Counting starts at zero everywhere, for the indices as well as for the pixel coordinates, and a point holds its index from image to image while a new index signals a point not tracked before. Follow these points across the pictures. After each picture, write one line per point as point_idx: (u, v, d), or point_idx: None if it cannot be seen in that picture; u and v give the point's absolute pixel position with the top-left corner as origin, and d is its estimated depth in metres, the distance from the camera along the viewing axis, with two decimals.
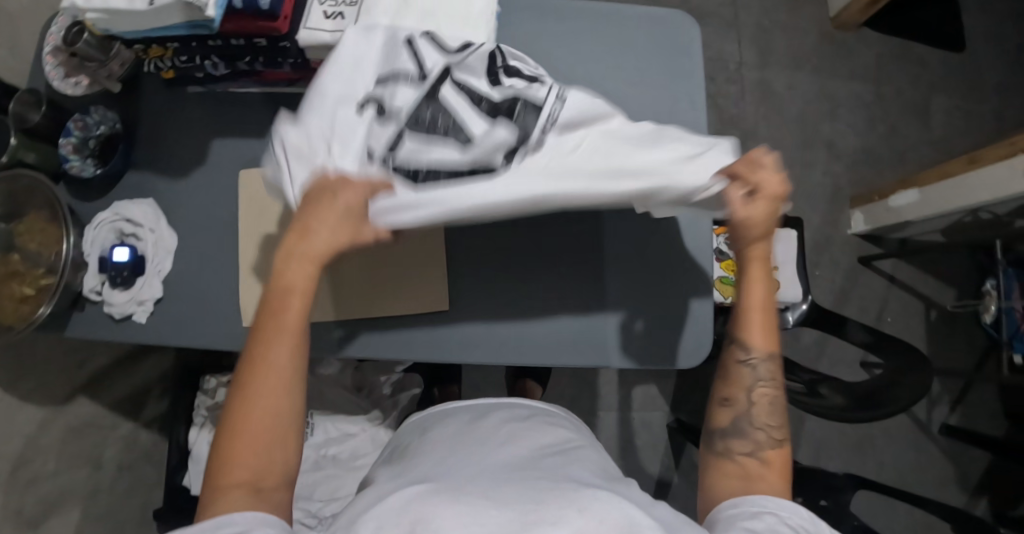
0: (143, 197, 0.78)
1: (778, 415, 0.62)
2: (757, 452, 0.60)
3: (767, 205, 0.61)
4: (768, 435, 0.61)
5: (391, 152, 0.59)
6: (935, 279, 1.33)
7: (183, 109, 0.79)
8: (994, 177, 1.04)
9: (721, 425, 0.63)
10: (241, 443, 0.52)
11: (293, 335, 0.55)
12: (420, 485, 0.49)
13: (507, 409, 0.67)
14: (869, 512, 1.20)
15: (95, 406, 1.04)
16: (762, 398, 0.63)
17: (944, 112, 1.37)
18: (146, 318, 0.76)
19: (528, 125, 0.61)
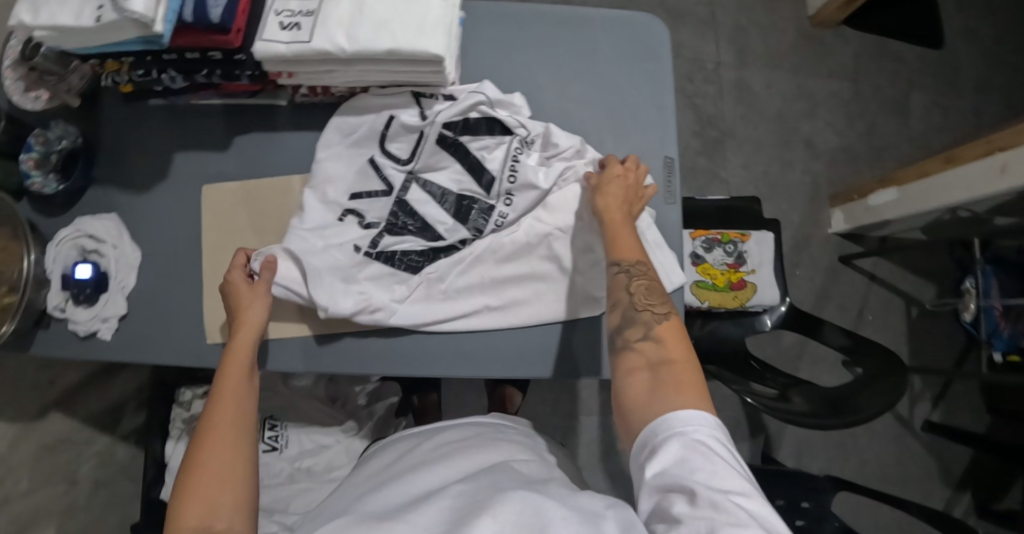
0: (106, 213, 0.77)
1: (660, 293, 0.61)
2: (648, 333, 0.58)
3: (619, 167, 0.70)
4: (653, 315, 0.59)
5: (378, 222, 0.74)
6: (915, 277, 1.33)
7: (143, 123, 0.78)
8: (971, 175, 1.04)
9: (615, 324, 0.61)
10: (193, 494, 0.53)
11: (236, 399, 0.61)
12: (343, 517, 0.51)
13: (458, 428, 0.67)
14: (853, 511, 1.20)
15: (68, 422, 1.04)
16: (639, 287, 0.61)
17: (923, 109, 1.37)
18: (111, 336, 0.75)
19: (494, 197, 0.74)
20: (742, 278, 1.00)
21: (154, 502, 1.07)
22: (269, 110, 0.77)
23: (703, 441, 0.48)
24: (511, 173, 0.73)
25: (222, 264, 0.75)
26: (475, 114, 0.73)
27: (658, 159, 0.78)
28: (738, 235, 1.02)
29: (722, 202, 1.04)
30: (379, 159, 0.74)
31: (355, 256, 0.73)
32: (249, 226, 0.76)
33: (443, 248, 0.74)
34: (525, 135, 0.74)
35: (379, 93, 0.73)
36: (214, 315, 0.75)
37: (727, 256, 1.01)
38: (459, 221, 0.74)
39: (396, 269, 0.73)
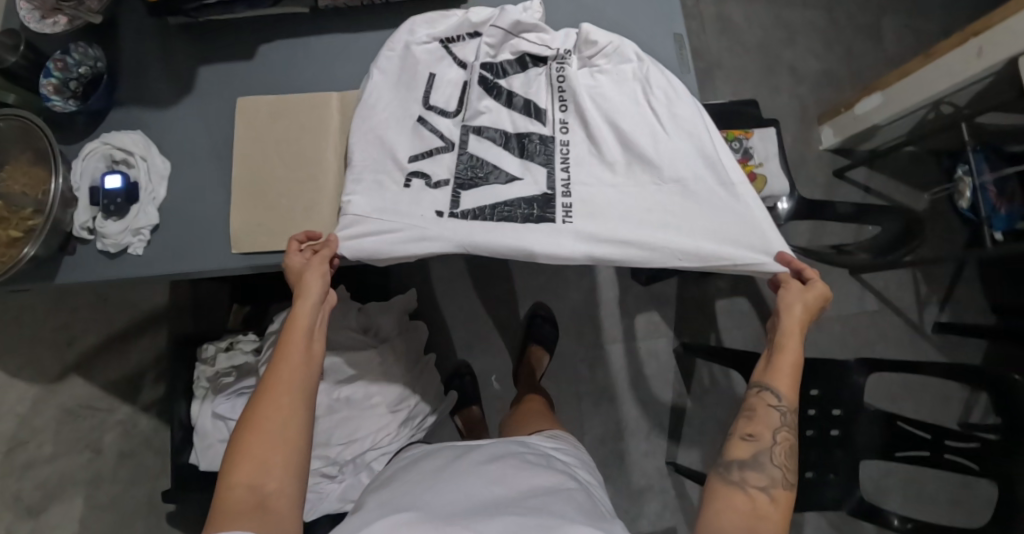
0: (133, 131, 0.76)
1: (793, 460, 0.66)
2: (772, 488, 0.63)
3: (803, 291, 0.70)
4: (784, 476, 0.64)
5: (446, 179, 0.72)
6: (907, 186, 1.39)
7: (162, 41, 0.78)
8: (951, 64, 1.10)
9: (741, 456, 0.65)
10: (248, 456, 0.58)
11: (298, 361, 0.64)
12: (404, 515, 0.62)
13: (495, 446, 0.78)
14: (876, 389, 1.38)
15: (89, 387, 1.00)
16: (784, 441, 0.66)
17: (895, 31, 1.45)
18: (143, 250, 0.74)
19: (549, 126, 0.75)
20: (752, 170, 1.03)
21: (184, 466, 1.04)
22: (290, 18, 0.79)
23: None
24: (560, 101, 0.75)
25: (254, 178, 0.74)
26: (508, 51, 0.75)
27: (668, 37, 0.81)
28: (743, 133, 1.06)
29: (723, 106, 1.09)
30: (429, 126, 0.74)
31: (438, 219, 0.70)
32: (278, 136, 0.76)
33: (522, 194, 0.72)
34: (560, 55, 0.75)
35: (418, 50, 0.75)
36: (244, 222, 0.73)
37: (736, 152, 1.05)
38: (525, 158, 0.74)
39: (486, 222, 0.70)
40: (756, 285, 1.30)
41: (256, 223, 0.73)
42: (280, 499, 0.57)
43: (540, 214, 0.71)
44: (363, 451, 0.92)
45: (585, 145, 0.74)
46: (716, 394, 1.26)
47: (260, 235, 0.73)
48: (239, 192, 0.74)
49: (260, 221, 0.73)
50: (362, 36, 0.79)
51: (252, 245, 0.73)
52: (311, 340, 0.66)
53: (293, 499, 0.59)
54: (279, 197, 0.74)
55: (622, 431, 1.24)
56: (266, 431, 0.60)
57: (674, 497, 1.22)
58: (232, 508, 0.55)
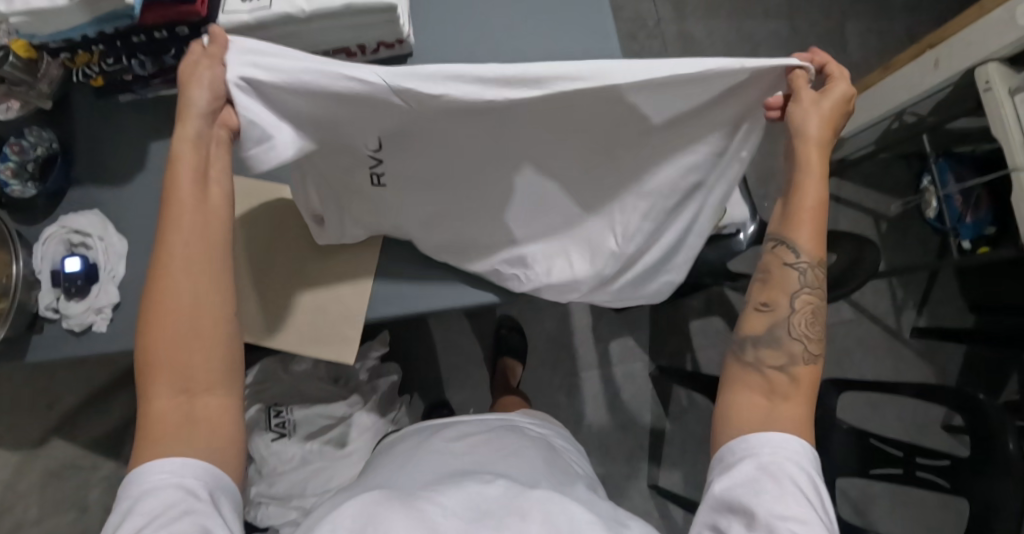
0: (90, 210, 0.78)
1: (820, 324, 0.55)
2: (790, 366, 0.54)
3: (836, 99, 0.54)
4: (805, 348, 0.54)
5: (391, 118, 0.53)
6: (877, 192, 1.41)
7: (113, 117, 0.80)
8: (910, 77, 1.11)
9: (753, 331, 0.56)
10: (170, 331, 0.50)
11: (200, 231, 0.52)
12: (372, 492, 0.55)
13: (464, 424, 0.75)
14: (851, 408, 1.38)
15: (72, 448, 1.02)
16: (807, 305, 0.55)
17: (859, 36, 1.45)
18: (107, 327, 0.76)
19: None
20: None
21: None
22: None
23: (780, 467, 0.49)
24: None
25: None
26: None
27: None
28: None
29: None
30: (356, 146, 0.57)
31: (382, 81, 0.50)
32: None
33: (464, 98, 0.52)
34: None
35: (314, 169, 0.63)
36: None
37: None
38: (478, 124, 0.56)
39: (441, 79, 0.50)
40: (730, 303, 1.31)
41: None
42: (209, 398, 0.51)
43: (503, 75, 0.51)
44: None
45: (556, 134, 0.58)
46: (694, 412, 1.28)
47: None
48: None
49: None
50: None
51: None
52: (204, 193, 0.52)
53: (227, 396, 0.52)
54: None
55: (602, 455, 1.25)
56: (178, 293, 0.50)
57: (658, 518, 1.24)
58: (159, 406, 0.50)
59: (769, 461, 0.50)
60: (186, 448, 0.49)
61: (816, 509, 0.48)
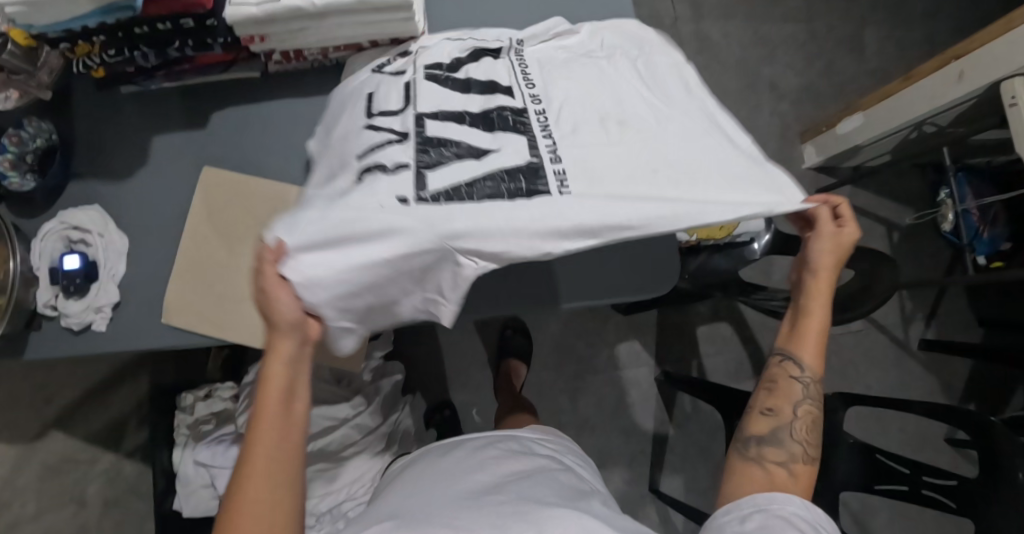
0: (89, 205, 0.76)
1: (817, 431, 0.67)
2: (790, 463, 0.65)
3: (838, 248, 0.66)
4: (804, 450, 0.66)
5: (407, 164, 0.53)
6: (891, 201, 1.40)
7: (117, 110, 0.78)
8: (929, 89, 1.08)
9: (759, 432, 0.68)
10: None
11: (274, 436, 0.51)
12: (391, 521, 0.63)
13: (479, 437, 0.79)
14: (856, 422, 1.36)
15: (70, 441, 1.01)
16: (806, 414, 0.67)
17: (877, 43, 1.42)
18: (106, 326, 0.74)
19: (520, 99, 0.58)
20: None
21: (168, 513, 1.06)
22: (240, 83, 0.78)
23: (783, 515, 0.59)
24: (527, 79, 0.60)
25: (202, 254, 0.75)
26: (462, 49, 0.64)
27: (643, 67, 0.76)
28: None
29: None
30: (376, 113, 0.58)
31: (403, 206, 0.50)
32: (220, 214, 0.75)
33: (503, 167, 0.53)
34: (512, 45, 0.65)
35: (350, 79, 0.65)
36: (178, 291, 0.73)
37: None
38: (495, 132, 0.55)
39: (465, 203, 0.51)
40: (738, 310, 1.30)
41: (192, 299, 0.73)
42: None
43: (527, 188, 0.52)
44: (338, 503, 0.92)
45: (571, 95, 0.58)
46: (697, 418, 1.28)
47: (195, 312, 0.73)
48: (179, 261, 0.74)
49: (197, 299, 0.73)
50: (315, 99, 0.78)
51: (182, 321, 0.72)
52: (290, 405, 0.53)
53: None
54: (215, 279, 0.74)
55: (603, 460, 1.26)
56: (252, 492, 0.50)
57: (657, 524, 1.24)
58: None
59: (779, 513, 0.59)
60: None
61: None
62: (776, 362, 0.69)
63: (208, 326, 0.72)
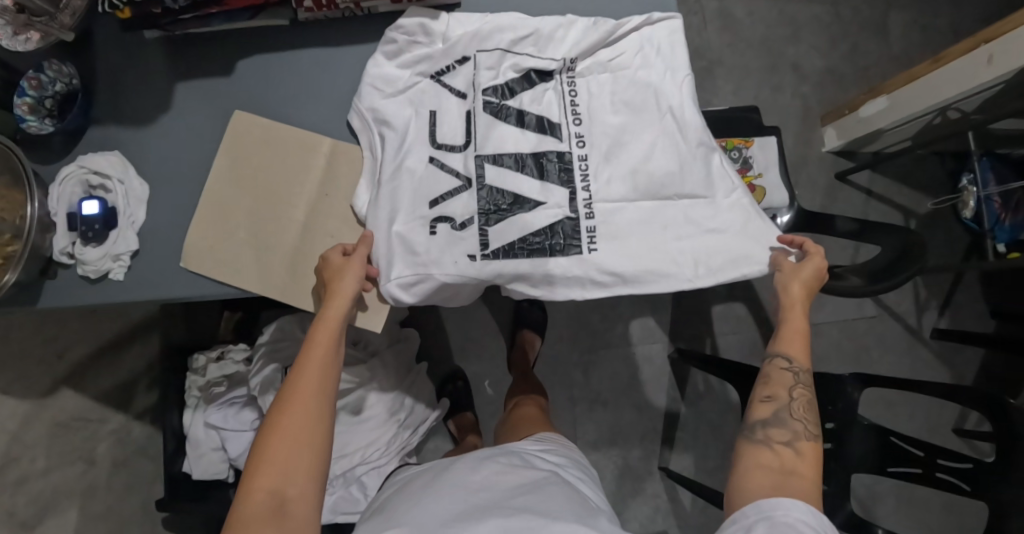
0: (109, 151, 0.74)
1: (813, 411, 0.71)
2: (795, 441, 0.68)
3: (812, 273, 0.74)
4: (805, 427, 0.69)
5: (471, 218, 0.70)
6: (909, 188, 1.39)
7: (138, 56, 0.76)
8: (959, 72, 1.07)
9: (762, 417, 0.71)
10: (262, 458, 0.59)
11: (322, 362, 0.65)
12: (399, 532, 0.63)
13: (480, 453, 0.80)
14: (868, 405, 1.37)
15: (81, 399, 1.00)
16: (801, 396, 0.71)
17: (902, 28, 1.40)
18: (123, 276, 0.73)
19: (566, 142, 0.73)
20: (752, 181, 1.03)
21: (178, 474, 1.06)
22: (267, 31, 0.76)
23: (791, 524, 0.57)
24: (574, 115, 0.74)
25: (222, 201, 0.72)
26: (511, 70, 0.74)
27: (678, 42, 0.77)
28: (742, 141, 1.06)
29: (724, 113, 1.08)
30: (443, 147, 0.72)
31: (472, 263, 0.69)
32: (247, 164, 0.73)
33: (546, 223, 0.70)
34: (565, 65, 0.75)
35: (406, 84, 0.73)
36: (198, 239, 0.72)
37: (734, 162, 1.05)
38: (545, 180, 0.71)
39: (519, 258, 0.69)
40: (755, 291, 1.30)
41: (213, 247, 0.71)
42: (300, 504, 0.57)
43: (564, 243, 0.70)
44: (352, 466, 0.93)
45: (610, 145, 0.73)
46: (710, 397, 1.29)
47: (214, 258, 0.71)
48: (203, 206, 0.72)
49: (218, 246, 0.71)
50: (344, 50, 0.76)
51: (201, 266, 0.71)
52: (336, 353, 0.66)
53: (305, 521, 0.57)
54: (235, 227, 0.72)
55: (612, 435, 1.26)
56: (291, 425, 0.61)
57: (666, 501, 1.25)
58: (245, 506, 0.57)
59: (785, 520, 0.58)
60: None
61: None
62: (768, 359, 0.74)
63: (228, 277, 0.71)
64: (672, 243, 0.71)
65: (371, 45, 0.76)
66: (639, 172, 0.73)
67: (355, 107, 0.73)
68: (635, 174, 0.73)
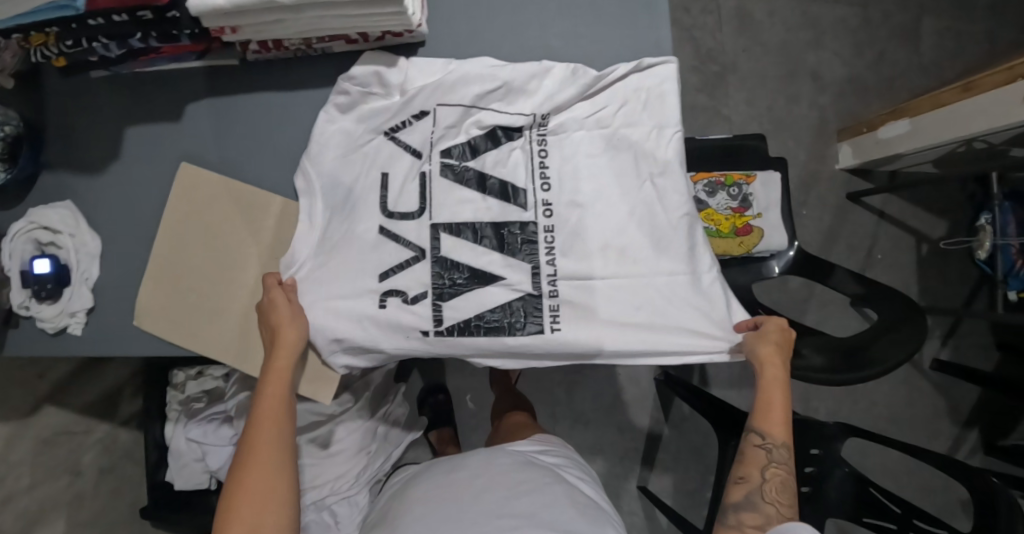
0: (61, 201, 0.71)
1: (790, 492, 0.67)
2: (767, 524, 0.64)
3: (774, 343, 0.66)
4: (778, 509, 0.65)
5: (425, 292, 0.65)
6: (925, 211, 1.32)
7: (89, 97, 0.71)
8: (988, 105, 0.97)
9: (734, 499, 0.68)
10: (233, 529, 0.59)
11: (271, 422, 0.64)
12: None
13: (478, 452, 0.79)
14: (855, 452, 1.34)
15: (65, 413, 1.02)
16: (773, 476, 0.67)
17: (934, 35, 1.30)
18: (82, 330, 0.71)
19: (531, 210, 0.67)
20: (748, 222, 0.97)
21: (161, 484, 1.09)
22: (219, 73, 0.71)
23: None
24: (543, 179, 0.67)
25: (172, 258, 0.69)
26: (475, 126, 0.68)
27: (667, 92, 0.68)
28: (743, 177, 0.98)
29: (727, 140, 0.99)
30: (398, 211, 0.66)
31: (425, 339, 0.65)
32: (196, 219, 0.69)
33: (505, 300, 0.66)
34: (536, 121, 0.68)
35: (357, 141, 0.68)
36: (150, 297, 0.69)
37: (733, 200, 0.97)
38: (507, 254, 0.66)
39: (476, 337, 0.65)
40: None
41: (164, 306, 0.69)
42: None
43: (524, 320, 0.66)
44: (320, 497, 0.92)
45: (580, 215, 0.67)
46: (694, 422, 1.27)
47: (164, 319, 0.69)
48: (153, 263, 0.69)
49: (169, 306, 0.69)
50: (300, 95, 0.70)
51: (152, 326, 0.69)
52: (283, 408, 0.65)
53: None
54: (186, 287, 0.69)
55: (593, 453, 1.26)
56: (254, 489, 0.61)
57: (642, 519, 1.26)
58: None
59: None
60: None
61: None
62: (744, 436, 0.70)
63: (181, 337, 0.68)
64: (644, 324, 0.66)
65: (327, 89, 0.70)
66: (608, 246, 0.66)
67: (300, 168, 0.68)
68: (608, 246, 0.66)
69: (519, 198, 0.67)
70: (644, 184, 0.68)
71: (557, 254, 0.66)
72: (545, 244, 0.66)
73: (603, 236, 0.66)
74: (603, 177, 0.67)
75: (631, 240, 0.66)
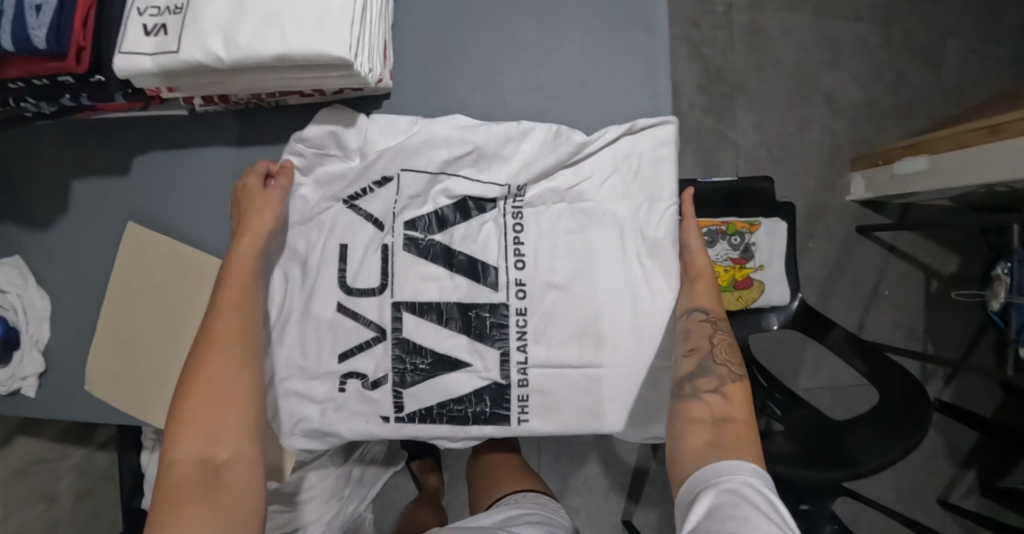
0: (7, 256, 0.68)
1: (736, 352, 0.57)
2: (723, 388, 0.55)
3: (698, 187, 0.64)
4: (731, 370, 0.56)
5: (384, 376, 0.62)
6: (937, 246, 1.24)
7: (32, 146, 0.66)
8: (1014, 152, 0.87)
9: (687, 370, 0.56)
10: (192, 422, 0.52)
11: (240, 303, 0.57)
12: None
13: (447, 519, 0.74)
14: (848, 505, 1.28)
15: (38, 443, 1.00)
16: (723, 340, 0.57)
17: (958, 57, 1.22)
18: (36, 392, 0.68)
19: (502, 290, 0.62)
20: (749, 274, 0.91)
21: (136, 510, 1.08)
22: (168, 123, 0.65)
23: (737, 491, 0.46)
24: (516, 256, 0.62)
25: (122, 325, 0.66)
26: (443, 196, 0.63)
27: (660, 159, 0.61)
28: (747, 225, 0.91)
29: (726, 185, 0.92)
30: (358, 286, 0.62)
31: (384, 425, 0.62)
32: (146, 285, 0.66)
33: (471, 388, 0.62)
34: (511, 192, 0.62)
35: (314, 208, 0.63)
36: (100, 364, 0.66)
37: (733, 249, 0.91)
38: (474, 338, 0.62)
39: (437, 425, 0.62)
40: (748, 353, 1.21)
41: (118, 375, 0.66)
42: (236, 466, 0.52)
43: (491, 410, 0.62)
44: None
45: (555, 296, 0.62)
46: None
47: (114, 388, 0.66)
48: (104, 329, 0.66)
49: (120, 375, 0.66)
50: (255, 151, 0.65)
51: (103, 393, 0.66)
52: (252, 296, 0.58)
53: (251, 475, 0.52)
54: (136, 357, 0.66)
55: (577, 486, 1.24)
56: (215, 373, 0.54)
57: None
58: (177, 472, 0.50)
59: (729, 486, 0.46)
60: (203, 515, 0.48)
61: (769, 515, 0.44)
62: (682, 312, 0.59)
63: (133, 409, 0.66)
64: (613, 420, 0.62)
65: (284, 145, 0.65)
66: (582, 331, 0.61)
67: None
68: (583, 330, 0.61)
69: (489, 275, 0.62)
70: (626, 267, 0.62)
71: (527, 339, 0.62)
72: (515, 329, 0.62)
73: (578, 320, 0.61)
74: (581, 255, 0.62)
75: (608, 330, 0.61)
